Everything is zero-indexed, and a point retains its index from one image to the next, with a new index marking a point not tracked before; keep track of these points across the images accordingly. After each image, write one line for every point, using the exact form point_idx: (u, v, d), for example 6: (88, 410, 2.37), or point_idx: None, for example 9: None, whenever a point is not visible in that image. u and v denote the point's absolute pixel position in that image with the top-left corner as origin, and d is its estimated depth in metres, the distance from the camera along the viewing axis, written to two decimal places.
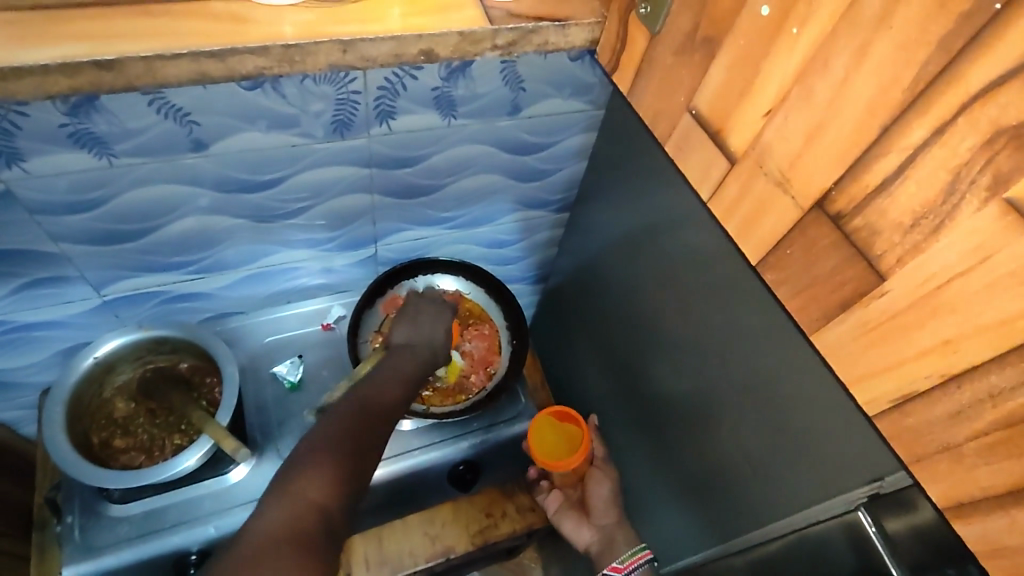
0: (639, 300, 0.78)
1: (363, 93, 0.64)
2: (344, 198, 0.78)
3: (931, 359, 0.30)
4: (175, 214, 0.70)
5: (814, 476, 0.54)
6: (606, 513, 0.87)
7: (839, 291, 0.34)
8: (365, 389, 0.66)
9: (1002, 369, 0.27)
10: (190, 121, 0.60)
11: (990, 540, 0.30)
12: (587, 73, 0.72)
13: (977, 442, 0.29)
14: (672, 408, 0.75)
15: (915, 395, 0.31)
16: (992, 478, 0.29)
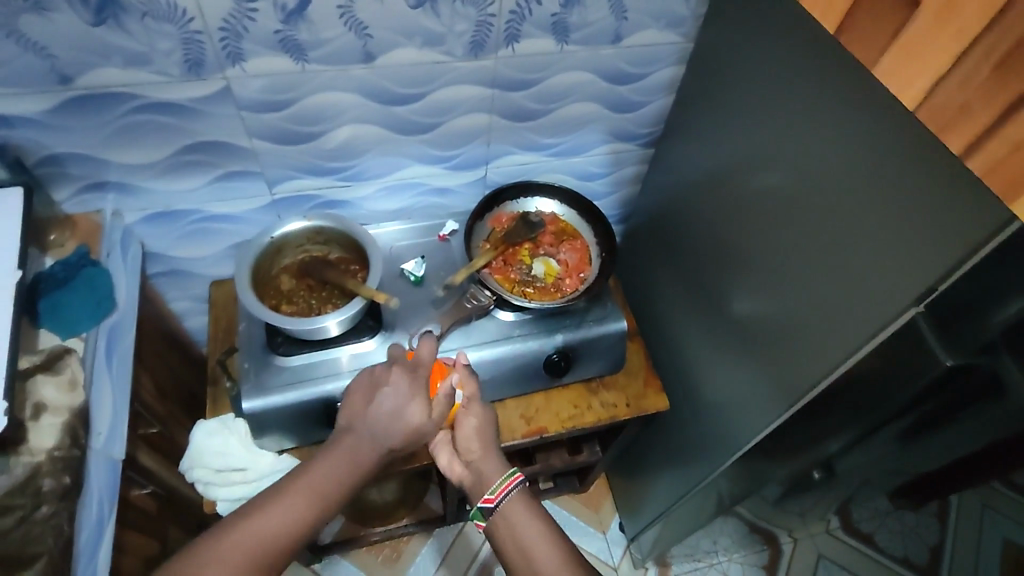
0: (717, 215, 0.89)
1: (497, 16, 0.79)
2: (466, 117, 0.93)
3: (951, 47, 0.43)
4: (336, 121, 0.87)
5: (872, 320, 0.63)
6: (475, 447, 0.84)
7: (893, 28, 0.47)
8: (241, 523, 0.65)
9: (995, 32, 0.40)
10: (366, 34, 0.76)
11: (991, 163, 0.43)
12: (682, 5, 0.85)
13: (981, 90, 0.42)
14: (753, 321, 0.84)
15: (942, 77, 0.45)
16: (992, 111, 0.42)
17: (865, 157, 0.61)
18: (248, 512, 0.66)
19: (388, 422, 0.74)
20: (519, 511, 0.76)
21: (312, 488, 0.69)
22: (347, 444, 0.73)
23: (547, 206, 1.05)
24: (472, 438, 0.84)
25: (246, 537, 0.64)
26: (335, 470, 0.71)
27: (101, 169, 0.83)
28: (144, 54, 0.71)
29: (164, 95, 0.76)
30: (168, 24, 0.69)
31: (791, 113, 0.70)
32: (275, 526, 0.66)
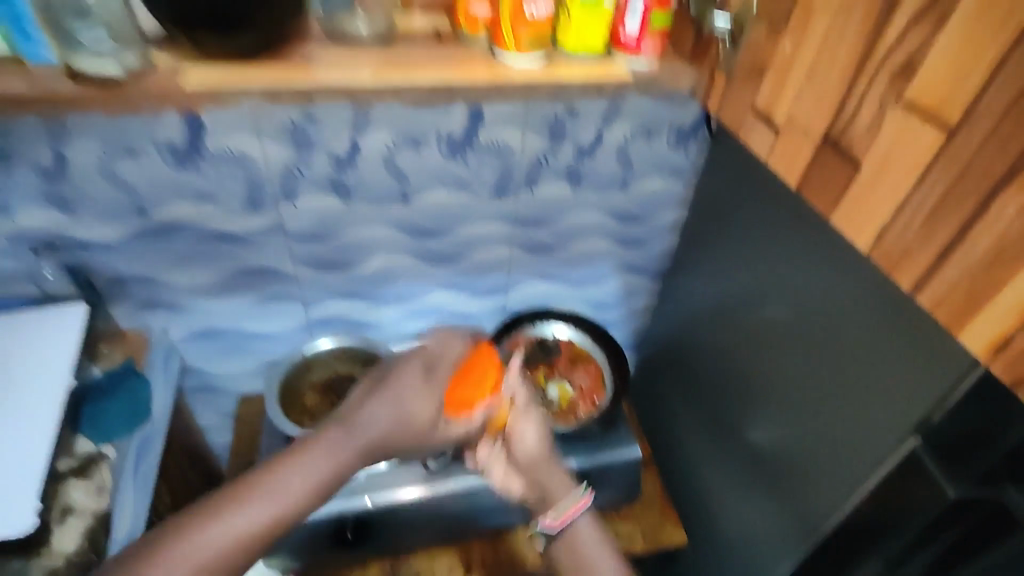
0: (727, 346, 0.92)
1: (518, 165, 0.91)
2: (488, 250, 1.02)
3: (888, 201, 0.47)
4: (370, 252, 0.96)
5: (879, 449, 0.64)
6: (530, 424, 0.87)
7: (838, 186, 0.51)
8: (203, 529, 0.54)
9: (919, 190, 0.44)
10: (404, 179, 0.88)
11: (937, 300, 0.45)
12: (681, 158, 0.96)
13: (916, 238, 0.45)
14: (769, 452, 0.84)
15: (885, 225, 0.48)
16: (929, 255, 0.45)
17: (847, 295, 0.65)
18: (202, 514, 0.55)
19: (392, 402, 0.67)
20: (586, 538, 0.80)
21: (278, 488, 0.57)
22: (305, 453, 0.61)
23: (564, 330, 1.10)
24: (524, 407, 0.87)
25: (211, 537, 0.54)
26: (289, 485, 0.58)
27: (157, 288, 0.92)
28: (211, 192, 0.83)
29: (224, 226, 0.87)
30: (238, 167, 0.81)
31: (777, 252, 0.77)
32: (241, 532, 0.55)
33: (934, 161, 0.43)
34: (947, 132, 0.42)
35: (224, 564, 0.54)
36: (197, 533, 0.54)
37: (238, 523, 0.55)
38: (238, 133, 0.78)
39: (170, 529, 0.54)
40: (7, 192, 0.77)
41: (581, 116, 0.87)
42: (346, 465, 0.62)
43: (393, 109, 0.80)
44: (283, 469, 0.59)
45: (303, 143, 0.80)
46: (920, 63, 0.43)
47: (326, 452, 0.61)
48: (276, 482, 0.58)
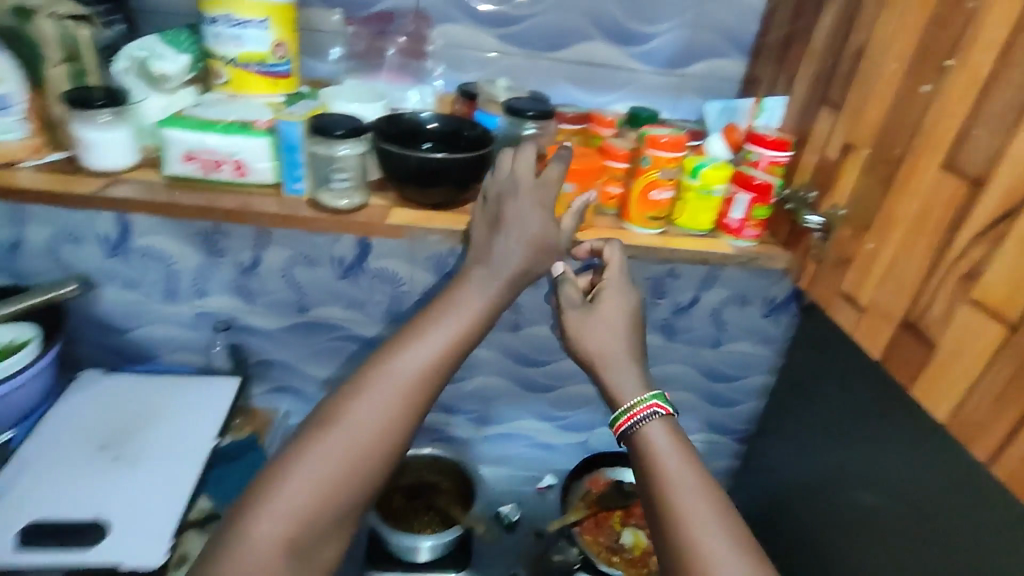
0: (822, 524, 0.90)
1: None
2: (580, 386, 1.10)
3: (964, 380, 0.53)
4: (476, 370, 1.07)
5: None
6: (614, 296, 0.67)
7: (916, 363, 0.57)
8: (335, 430, 0.53)
9: (990, 373, 0.50)
10: (519, 310, 1.00)
11: (1015, 476, 0.49)
12: (773, 327, 1.03)
13: (992, 416, 0.51)
14: None
15: (963, 402, 0.53)
16: (1004, 431, 0.49)
17: (954, 484, 0.67)
18: (333, 412, 0.54)
19: (505, 247, 0.61)
20: (660, 442, 0.57)
21: (449, 339, 0.58)
22: (414, 337, 0.58)
23: None
24: (609, 315, 0.66)
25: (353, 424, 0.53)
26: (394, 366, 0.56)
27: (292, 374, 1.07)
28: (360, 300, 0.99)
29: (361, 329, 1.02)
30: (387, 284, 0.97)
31: (874, 426, 0.79)
32: (366, 424, 0.53)
33: (1002, 349, 0.49)
34: (1014, 326, 0.49)
35: (362, 474, 0.53)
36: (326, 429, 0.53)
37: (361, 420, 0.54)
38: (394, 256, 0.95)
39: (290, 452, 0.53)
40: (208, 278, 0.97)
41: (682, 278, 0.98)
42: (496, 300, 0.61)
43: None
44: (396, 352, 0.57)
45: (442, 270, 0.96)
46: (985, 269, 0.51)
47: (437, 329, 0.58)
48: (388, 370, 0.56)
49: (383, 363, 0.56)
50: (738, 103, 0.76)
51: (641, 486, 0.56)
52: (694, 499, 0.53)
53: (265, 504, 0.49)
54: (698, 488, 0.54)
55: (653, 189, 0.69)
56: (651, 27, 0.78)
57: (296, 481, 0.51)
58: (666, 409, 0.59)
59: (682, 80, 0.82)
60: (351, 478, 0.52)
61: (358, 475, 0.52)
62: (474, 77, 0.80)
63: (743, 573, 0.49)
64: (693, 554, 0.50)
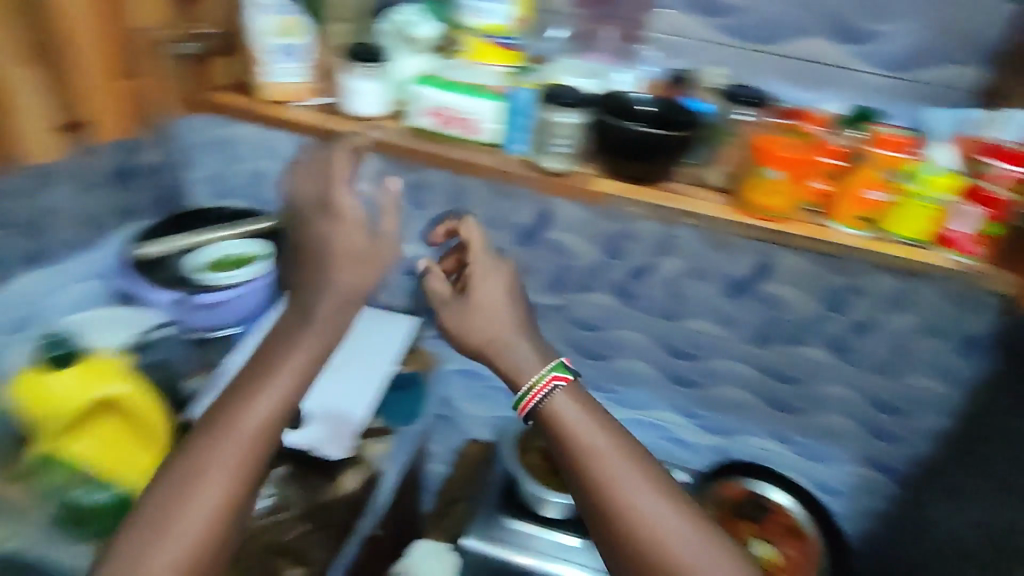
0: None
1: (787, 321, 0.98)
2: (730, 390, 1.08)
3: None
4: (627, 354, 1.10)
5: None
6: (496, 274, 0.76)
7: None
8: (194, 476, 0.55)
9: None
10: (681, 302, 1.01)
11: None
12: (962, 366, 0.94)
13: None
14: None
15: None
16: None
17: None
18: (180, 482, 0.54)
19: (319, 296, 0.63)
20: (563, 409, 0.64)
21: (246, 445, 0.57)
22: (260, 388, 0.59)
23: (778, 495, 1.06)
24: (497, 302, 0.72)
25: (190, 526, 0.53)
26: (243, 421, 0.57)
27: None
28: (531, 267, 1.06)
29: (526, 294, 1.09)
30: (558, 255, 1.03)
31: None
32: (207, 473, 0.55)
33: None
34: None
35: (228, 522, 0.55)
36: (189, 479, 0.55)
37: (218, 476, 0.55)
38: (571, 230, 1.00)
39: (160, 505, 0.54)
40: (405, 227, 1.10)
41: (866, 297, 0.92)
42: (320, 343, 0.62)
43: (698, 246, 0.95)
44: (252, 398, 0.58)
45: (613, 250, 0.99)
46: None
47: (271, 375, 0.60)
48: (218, 449, 0.56)
49: (252, 395, 0.59)
50: (969, 114, 0.72)
51: (568, 459, 0.62)
52: (626, 471, 0.60)
53: (136, 565, 0.51)
54: (632, 466, 0.61)
55: (867, 188, 0.67)
56: (886, 26, 0.75)
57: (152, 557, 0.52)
58: (566, 379, 0.66)
59: (907, 84, 0.77)
60: (218, 530, 0.54)
61: (214, 547, 0.54)
62: (686, 65, 0.82)
63: (682, 528, 0.59)
64: (632, 518, 0.59)
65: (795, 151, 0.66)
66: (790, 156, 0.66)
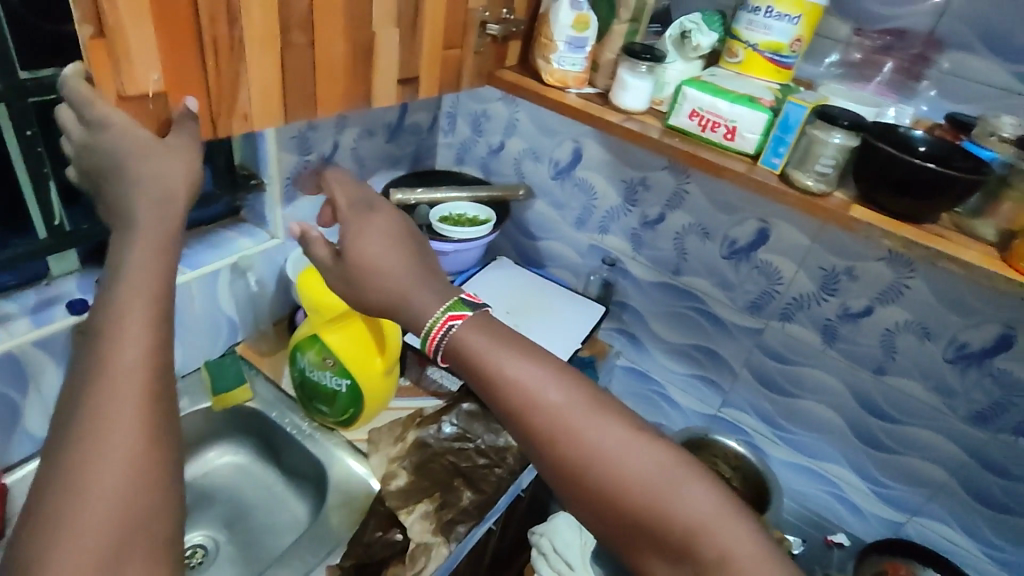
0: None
1: (1018, 407, 0.88)
2: (924, 464, 0.99)
3: None
4: (813, 395, 1.06)
5: None
6: (373, 218, 0.69)
7: None
8: (108, 381, 0.46)
9: None
10: (892, 356, 0.95)
11: None
12: None
13: None
14: None
15: None
16: None
17: None
18: (92, 395, 0.45)
19: (131, 199, 0.55)
20: (485, 345, 0.58)
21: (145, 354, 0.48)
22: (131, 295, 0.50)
23: None
24: (374, 263, 0.65)
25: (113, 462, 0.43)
26: (120, 356, 0.47)
27: (641, 324, 1.21)
28: (734, 284, 1.06)
29: (720, 309, 1.10)
30: (766, 278, 1.02)
31: None
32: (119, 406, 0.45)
33: None
34: None
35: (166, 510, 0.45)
36: (99, 420, 0.44)
37: (127, 359, 0.47)
38: (786, 256, 0.99)
39: (71, 446, 0.43)
40: (614, 220, 1.16)
41: None
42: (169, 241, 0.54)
43: (927, 300, 0.89)
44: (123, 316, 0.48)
45: (829, 285, 0.96)
46: None
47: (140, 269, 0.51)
48: (114, 362, 0.46)
49: (104, 391, 0.45)
50: None
51: (494, 395, 0.56)
52: (574, 405, 0.54)
53: (70, 466, 0.43)
54: (553, 382, 0.55)
55: None
56: None
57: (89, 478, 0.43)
58: (461, 318, 0.60)
59: None
60: (152, 437, 0.45)
61: (156, 447, 0.45)
62: (966, 109, 0.78)
63: (634, 445, 0.52)
64: (587, 444, 0.52)
65: None
66: None
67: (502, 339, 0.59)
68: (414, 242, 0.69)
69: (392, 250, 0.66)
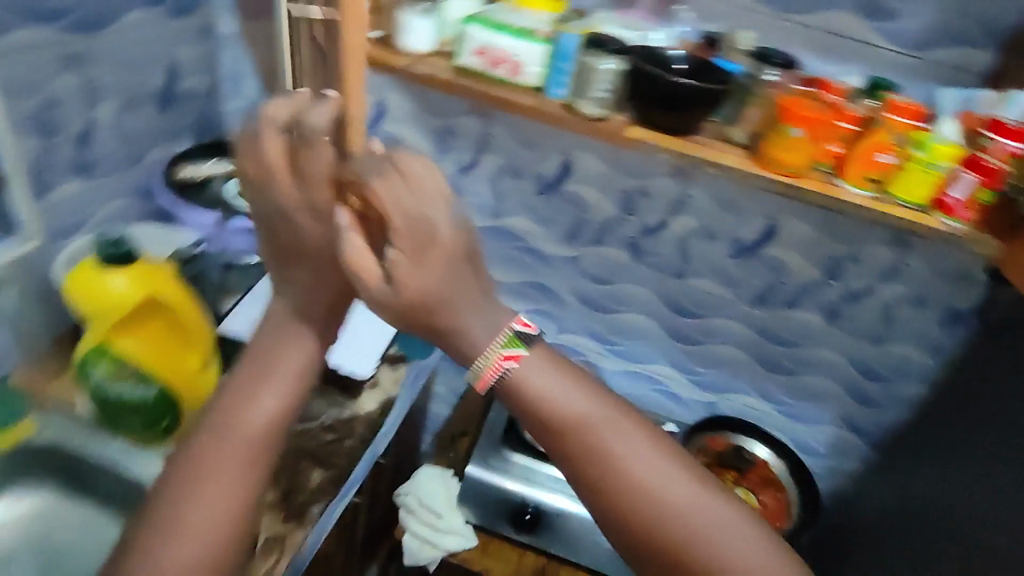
0: (907, 528, 0.93)
1: (787, 285, 1.04)
2: (725, 348, 1.14)
3: None
4: (631, 308, 1.15)
5: None
6: (429, 249, 0.51)
7: None
8: (242, 432, 0.56)
9: None
10: (687, 260, 1.07)
11: None
12: (942, 337, 1.02)
13: None
14: None
15: None
16: None
17: None
18: (200, 462, 0.54)
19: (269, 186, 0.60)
20: (553, 385, 0.52)
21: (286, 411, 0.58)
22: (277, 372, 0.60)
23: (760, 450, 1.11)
24: (416, 290, 0.50)
25: (209, 501, 0.53)
26: (247, 416, 0.57)
27: None
28: (547, 217, 1.11)
29: (540, 243, 1.14)
30: (575, 207, 1.08)
31: None
32: (231, 467, 0.55)
33: None
34: None
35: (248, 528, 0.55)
36: (211, 487, 0.53)
37: (263, 415, 0.57)
38: (589, 183, 1.05)
39: (186, 473, 0.54)
40: None
41: (861, 266, 0.99)
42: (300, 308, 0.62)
43: (708, 206, 1.00)
44: (251, 403, 0.58)
45: (629, 205, 1.04)
46: None
47: (266, 383, 0.59)
48: (247, 432, 0.56)
49: (238, 418, 0.57)
50: (977, 93, 0.77)
51: (549, 434, 0.51)
52: (639, 448, 0.51)
53: (182, 495, 0.53)
54: (622, 432, 0.51)
55: (878, 151, 0.71)
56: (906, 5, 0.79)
57: (191, 508, 0.52)
58: (518, 359, 0.52)
59: (922, 65, 0.82)
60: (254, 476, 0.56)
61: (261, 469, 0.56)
62: (715, 27, 0.87)
63: (690, 494, 0.51)
64: (651, 498, 0.50)
65: (815, 117, 0.71)
66: (813, 125, 0.71)
67: (583, 382, 0.53)
68: (473, 256, 0.53)
69: (443, 276, 0.51)
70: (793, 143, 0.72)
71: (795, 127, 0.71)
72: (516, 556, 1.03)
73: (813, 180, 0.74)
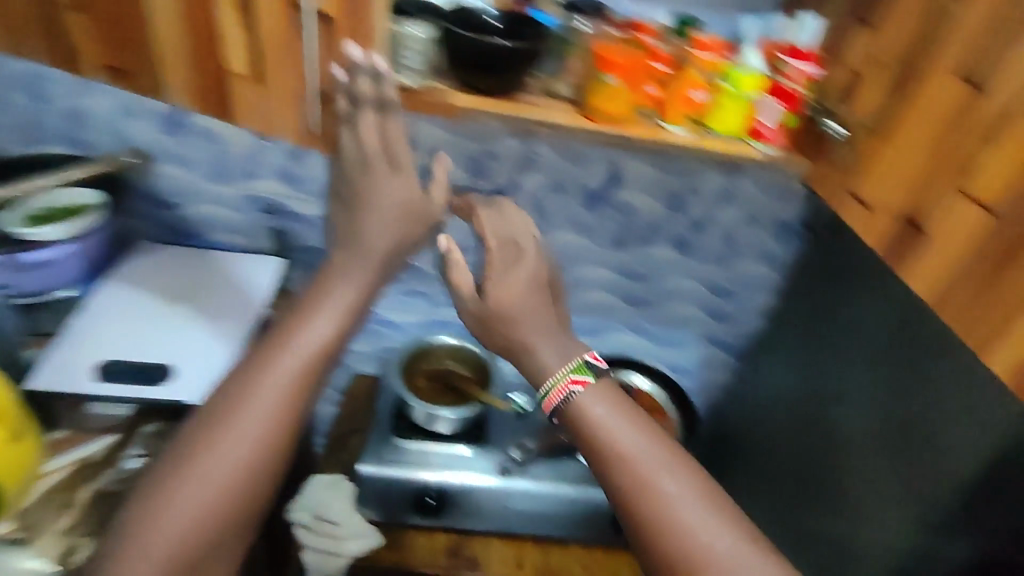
0: (810, 432, 1.03)
1: (640, 225, 1.08)
2: (595, 294, 1.17)
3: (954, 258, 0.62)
4: None
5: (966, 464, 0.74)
6: (517, 268, 0.72)
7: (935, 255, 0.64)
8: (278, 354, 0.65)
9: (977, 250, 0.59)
10: (544, 216, 1.07)
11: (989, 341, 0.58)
12: (779, 250, 1.11)
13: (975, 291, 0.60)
14: (826, 537, 0.95)
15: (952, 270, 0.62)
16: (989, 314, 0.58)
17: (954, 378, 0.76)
18: (240, 388, 0.64)
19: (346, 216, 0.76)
20: (609, 411, 0.60)
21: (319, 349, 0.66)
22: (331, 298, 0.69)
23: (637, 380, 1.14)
24: (513, 303, 0.69)
25: (258, 414, 0.63)
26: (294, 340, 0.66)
27: None
28: None
29: None
30: None
31: (875, 317, 0.91)
32: (264, 394, 0.64)
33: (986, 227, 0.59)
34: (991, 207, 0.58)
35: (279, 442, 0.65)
36: (246, 401, 0.63)
37: (314, 337, 0.66)
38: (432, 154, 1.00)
39: (228, 400, 0.64)
40: (257, 163, 1.03)
41: (701, 195, 1.04)
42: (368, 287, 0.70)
43: (554, 160, 1.00)
44: (307, 325, 0.67)
45: (477, 170, 1.02)
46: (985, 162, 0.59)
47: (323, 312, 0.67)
48: (286, 353, 0.65)
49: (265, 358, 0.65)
50: (774, 19, 0.81)
51: (597, 459, 0.59)
52: (676, 475, 0.57)
53: (223, 420, 0.63)
54: (662, 461, 0.57)
55: (691, 89, 0.75)
56: None
57: (228, 434, 0.62)
58: (585, 383, 0.61)
59: None
60: (294, 400, 0.65)
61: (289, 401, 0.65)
62: None
63: (722, 528, 0.55)
64: (680, 525, 0.55)
65: (626, 61, 0.73)
66: (625, 71, 0.72)
67: (646, 423, 0.60)
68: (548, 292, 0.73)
69: (527, 293, 0.70)
70: (610, 91, 0.73)
71: (610, 75, 0.72)
72: (425, 540, 1.02)
73: (637, 125, 0.76)
